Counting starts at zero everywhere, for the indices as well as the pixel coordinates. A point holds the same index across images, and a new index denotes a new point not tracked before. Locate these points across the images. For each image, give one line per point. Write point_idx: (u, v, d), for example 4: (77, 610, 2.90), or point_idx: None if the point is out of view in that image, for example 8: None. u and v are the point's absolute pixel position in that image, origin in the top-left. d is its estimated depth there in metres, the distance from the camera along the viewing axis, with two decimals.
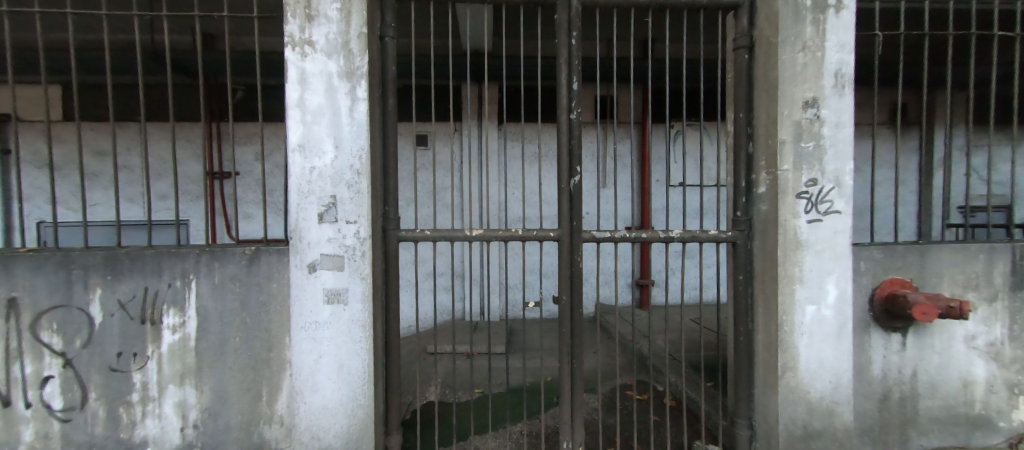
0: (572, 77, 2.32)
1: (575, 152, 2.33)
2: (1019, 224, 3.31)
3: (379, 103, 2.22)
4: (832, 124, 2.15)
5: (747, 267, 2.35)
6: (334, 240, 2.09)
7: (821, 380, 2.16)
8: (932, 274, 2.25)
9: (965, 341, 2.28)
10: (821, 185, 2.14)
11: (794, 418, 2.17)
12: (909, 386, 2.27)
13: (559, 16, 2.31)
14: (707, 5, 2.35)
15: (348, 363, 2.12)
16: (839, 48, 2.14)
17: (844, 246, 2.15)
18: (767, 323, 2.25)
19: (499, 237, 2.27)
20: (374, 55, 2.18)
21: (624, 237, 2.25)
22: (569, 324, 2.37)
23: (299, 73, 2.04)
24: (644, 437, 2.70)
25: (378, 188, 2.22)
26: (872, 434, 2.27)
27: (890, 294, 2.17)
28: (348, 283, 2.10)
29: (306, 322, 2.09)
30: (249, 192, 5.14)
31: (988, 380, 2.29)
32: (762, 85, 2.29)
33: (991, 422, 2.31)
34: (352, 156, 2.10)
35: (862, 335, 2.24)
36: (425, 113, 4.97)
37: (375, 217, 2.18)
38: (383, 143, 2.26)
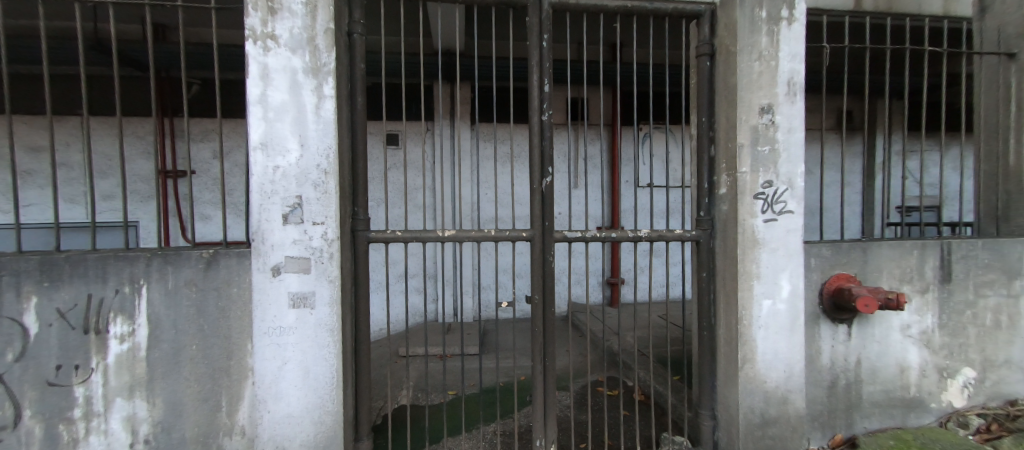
0: (543, 79, 2.36)
1: (546, 153, 2.37)
2: (949, 223, 3.63)
3: (347, 101, 2.19)
4: (784, 129, 2.29)
5: (709, 265, 2.47)
6: (299, 241, 2.02)
7: (776, 370, 2.30)
8: (872, 268, 2.44)
9: (901, 330, 2.48)
10: (776, 186, 2.28)
11: (752, 407, 2.29)
12: (854, 372, 2.45)
13: (530, 18, 2.35)
14: (671, 13, 2.46)
15: (314, 369, 2.06)
16: (791, 58, 2.29)
17: (795, 244, 2.30)
18: (726, 318, 2.37)
19: (472, 238, 2.26)
20: (341, 51, 2.15)
21: (595, 237, 2.31)
22: (542, 323, 2.41)
23: (260, 68, 1.96)
24: (615, 431, 2.77)
25: (346, 188, 2.17)
26: (822, 419, 2.44)
27: (836, 289, 2.34)
28: (315, 286, 2.05)
29: (269, 328, 2.02)
30: (206, 192, 4.89)
31: (920, 365, 2.51)
32: (722, 91, 2.41)
33: (923, 404, 2.53)
34: (319, 155, 2.04)
35: (812, 328, 2.40)
36: (395, 112, 4.91)
37: (343, 218, 2.13)
38: (351, 142, 2.21)
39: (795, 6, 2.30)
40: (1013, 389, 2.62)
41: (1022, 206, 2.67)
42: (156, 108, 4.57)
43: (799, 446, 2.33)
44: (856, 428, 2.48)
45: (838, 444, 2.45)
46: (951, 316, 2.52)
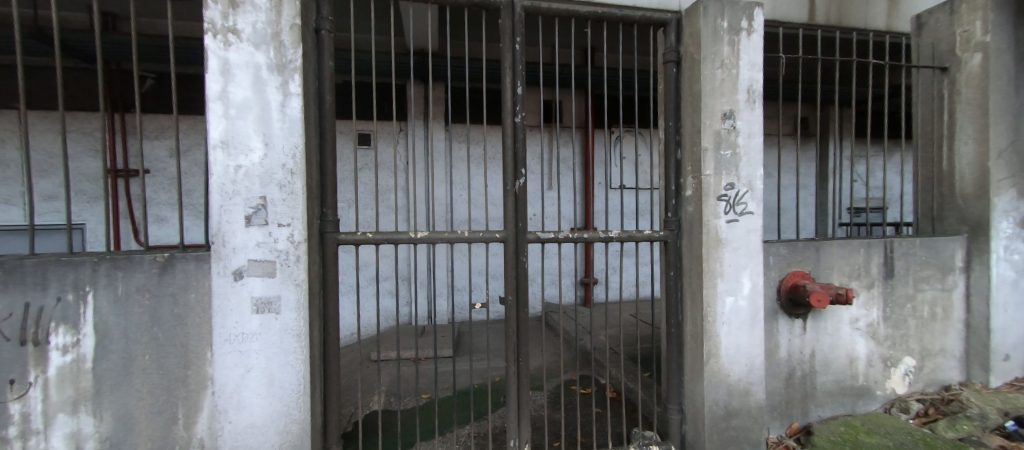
0: (516, 81, 2.38)
1: (519, 154, 2.38)
2: (892, 224, 3.91)
3: (315, 99, 2.13)
4: (745, 134, 2.41)
5: (676, 264, 2.57)
6: (263, 244, 1.95)
7: (738, 364, 2.41)
8: (824, 266, 2.59)
9: (850, 323, 2.65)
10: (737, 189, 2.40)
11: (717, 400, 2.39)
12: (808, 364, 2.60)
13: (503, 21, 2.36)
14: (639, 21, 2.54)
15: (279, 375, 1.99)
16: (750, 67, 2.42)
17: (755, 243, 2.43)
18: (692, 315, 2.46)
19: (445, 239, 2.24)
20: (308, 48, 2.09)
21: (567, 237, 2.35)
22: (516, 323, 2.42)
23: (221, 63, 1.88)
24: (588, 429, 2.83)
25: (314, 188, 2.11)
26: (780, 409, 2.58)
27: (792, 285, 2.49)
28: (280, 290, 1.98)
29: (231, 334, 1.94)
30: (161, 193, 4.62)
31: (867, 355, 2.69)
32: (688, 97, 2.50)
33: (869, 391, 2.72)
34: (284, 154, 1.97)
35: (771, 323, 2.53)
36: (366, 111, 4.81)
37: (310, 220, 2.07)
38: (320, 141, 2.15)
39: (754, 18, 2.43)
40: (948, 375, 2.85)
41: (954, 208, 2.91)
42: (105, 102, 4.28)
43: (760, 435, 2.46)
44: (810, 417, 2.64)
45: (794, 432, 2.60)
46: (894, 309, 2.72)
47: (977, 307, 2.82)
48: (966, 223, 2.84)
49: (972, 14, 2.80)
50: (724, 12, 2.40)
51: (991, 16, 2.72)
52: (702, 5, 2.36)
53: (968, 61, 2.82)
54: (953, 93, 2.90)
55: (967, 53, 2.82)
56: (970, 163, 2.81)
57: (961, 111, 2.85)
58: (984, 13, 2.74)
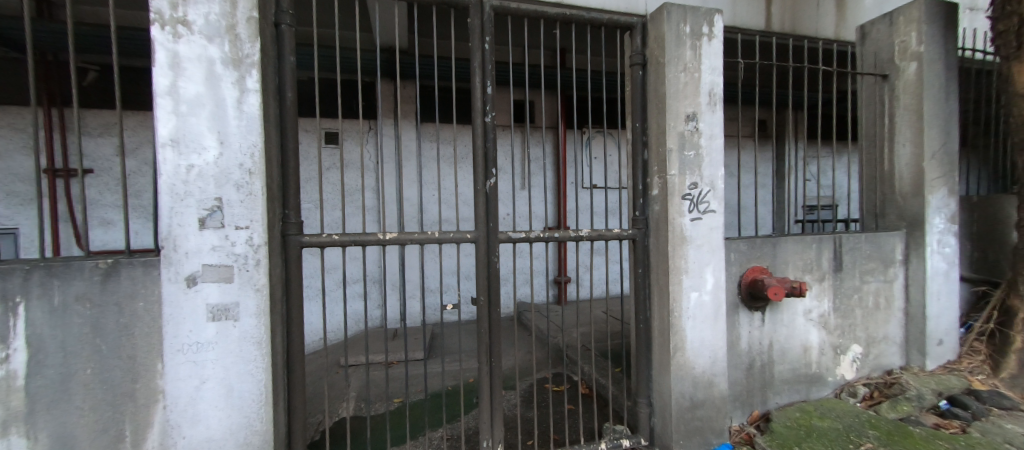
0: (486, 80, 2.36)
1: (489, 154, 2.37)
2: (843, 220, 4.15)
3: (275, 96, 2.03)
4: (706, 135, 2.51)
5: (644, 261, 2.64)
6: (219, 248, 1.84)
7: (702, 357, 2.50)
8: (780, 261, 2.74)
9: (804, 314, 2.81)
10: (700, 188, 2.50)
11: (683, 392, 2.47)
12: (767, 355, 2.74)
13: (472, 20, 2.35)
14: (606, 24, 2.59)
15: (238, 385, 1.89)
16: (711, 71, 2.52)
17: (717, 240, 2.53)
18: (660, 311, 2.53)
19: (414, 240, 2.19)
20: (267, 42, 1.99)
21: (538, 237, 2.36)
22: (487, 324, 2.41)
23: (170, 57, 1.76)
24: (560, 427, 2.85)
25: (275, 188, 2.01)
26: (742, 398, 2.71)
27: (751, 280, 2.61)
28: (239, 296, 1.88)
29: (185, 344, 1.83)
30: (104, 194, 4.29)
31: (819, 344, 2.87)
32: (653, 99, 2.57)
33: (821, 378, 2.90)
34: (241, 153, 1.88)
35: (732, 316, 2.65)
36: (330, 108, 4.65)
37: (271, 222, 1.98)
38: (281, 140, 2.06)
39: (714, 24, 2.54)
40: (890, 361, 3.07)
41: (894, 206, 3.14)
42: (38, 95, 3.93)
43: (723, 424, 2.57)
44: (769, 404, 2.78)
45: (754, 419, 2.74)
46: (842, 300, 2.91)
47: (914, 296, 3.05)
48: (905, 219, 3.08)
49: (908, 26, 3.03)
50: (687, 18, 2.49)
51: (925, 29, 2.95)
52: (666, 10, 2.44)
53: (905, 69, 3.05)
54: (893, 99, 3.13)
55: (905, 62, 3.05)
56: (907, 164, 3.05)
57: (900, 116, 3.08)
58: (919, 25, 2.97)
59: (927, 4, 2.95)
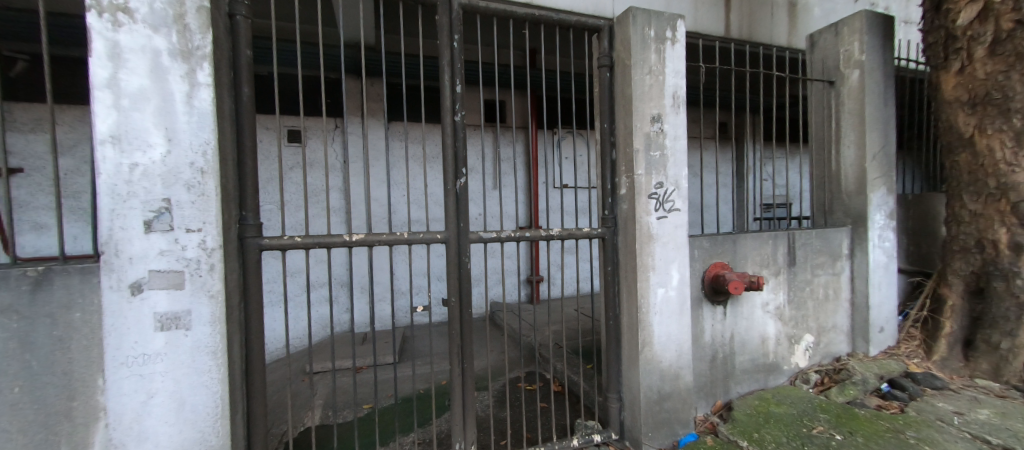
0: (455, 79, 2.33)
1: (460, 153, 2.35)
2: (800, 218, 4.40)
3: (229, 91, 1.92)
4: (671, 136, 2.60)
5: (613, 259, 2.69)
6: (168, 253, 1.72)
7: (669, 351, 2.59)
8: (740, 257, 2.87)
9: (761, 307, 2.96)
10: (665, 187, 2.58)
11: (651, 385, 2.55)
12: (728, 347, 2.87)
13: (440, 17, 2.31)
14: (575, 25, 2.62)
15: (191, 398, 1.77)
16: (674, 74, 2.61)
17: (682, 238, 2.62)
18: (628, 308, 2.59)
19: (382, 241, 2.13)
20: (220, 34, 1.87)
21: (509, 237, 2.36)
22: (459, 325, 2.38)
23: (109, 46, 1.63)
24: (533, 425, 2.88)
25: (231, 188, 1.90)
26: (706, 389, 2.82)
27: (714, 276, 2.73)
28: (191, 303, 1.76)
29: (129, 357, 1.69)
30: (34, 195, 3.91)
31: (776, 335, 3.03)
32: (620, 100, 2.63)
33: (778, 367, 3.06)
34: (192, 151, 1.76)
35: (697, 310, 2.75)
36: (291, 105, 4.45)
37: (227, 225, 1.87)
38: (236, 137, 1.94)
39: (676, 29, 2.62)
40: (838, 348, 3.29)
41: (841, 203, 3.37)
42: None
43: (689, 415, 2.66)
44: (731, 394, 2.91)
45: (718, 409, 2.86)
46: (795, 292, 3.09)
47: (859, 287, 3.29)
48: (850, 215, 3.31)
49: (852, 36, 3.26)
50: (651, 22, 2.56)
51: (866, 39, 3.18)
52: (632, 14, 2.50)
53: (849, 76, 3.28)
54: (839, 104, 3.36)
55: (849, 70, 3.28)
56: (852, 164, 3.28)
57: (845, 120, 3.31)
58: (861, 36, 3.20)
59: (868, 17, 3.18)
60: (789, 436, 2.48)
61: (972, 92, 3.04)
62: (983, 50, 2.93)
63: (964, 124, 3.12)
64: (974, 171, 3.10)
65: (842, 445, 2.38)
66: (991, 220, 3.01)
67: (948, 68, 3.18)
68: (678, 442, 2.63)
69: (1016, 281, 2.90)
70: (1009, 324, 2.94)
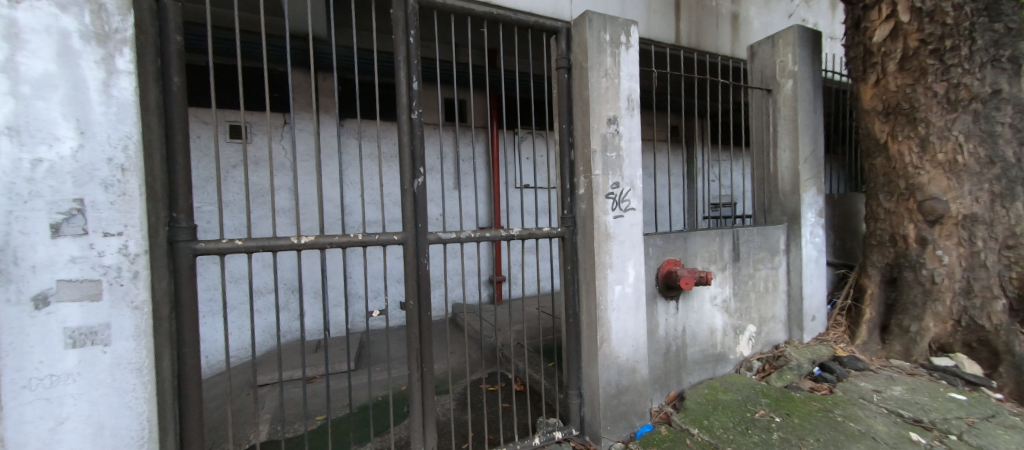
0: (412, 76, 2.26)
1: (417, 152, 2.28)
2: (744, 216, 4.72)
3: (157, 81, 1.72)
4: (626, 138, 2.69)
5: (572, 258, 2.72)
6: (81, 260, 1.52)
7: (626, 346, 2.67)
8: (691, 253, 3.02)
9: (710, 301, 3.13)
10: (621, 187, 2.66)
11: (609, 381, 2.61)
12: (681, 340, 3.01)
13: (396, 11, 2.22)
14: (534, 26, 2.63)
15: (111, 421, 1.58)
16: (629, 78, 2.70)
17: (637, 236, 2.72)
18: (588, 305, 2.64)
19: (335, 244, 2.01)
20: (143, 16, 1.67)
21: (469, 237, 2.32)
22: (418, 328, 2.31)
23: (3, 25, 1.40)
24: (494, 425, 2.86)
25: (158, 187, 1.71)
26: (661, 381, 2.94)
27: (667, 272, 2.85)
28: (110, 316, 1.57)
29: (31, 380, 1.46)
30: None
31: (723, 327, 3.22)
32: (578, 102, 2.67)
33: (725, 356, 3.26)
34: (111, 145, 1.56)
35: (652, 305, 2.87)
36: (228, 98, 4.11)
37: (153, 228, 1.68)
38: (164, 131, 1.75)
39: (630, 34, 2.71)
40: (777, 336, 3.55)
41: (778, 203, 3.65)
42: None
43: (645, 407, 2.76)
44: (683, 384, 3.06)
45: (671, 399, 2.99)
46: (740, 286, 3.30)
47: (794, 280, 3.57)
48: (786, 213, 3.59)
49: (786, 48, 3.53)
50: (606, 27, 2.63)
51: (798, 52, 3.46)
52: (588, 17, 2.55)
53: (784, 85, 3.56)
54: (776, 111, 3.63)
55: (784, 79, 3.56)
56: (787, 166, 3.57)
57: (781, 125, 3.59)
58: (793, 48, 3.49)
59: (800, 31, 3.46)
60: (736, 421, 2.65)
61: (885, 103, 3.41)
62: (894, 65, 3.30)
63: (879, 131, 3.49)
64: (888, 173, 3.48)
65: (781, 426, 2.58)
66: (901, 218, 3.40)
67: (866, 80, 3.53)
68: (635, 433, 2.72)
69: (922, 271, 3.31)
70: (917, 309, 3.34)
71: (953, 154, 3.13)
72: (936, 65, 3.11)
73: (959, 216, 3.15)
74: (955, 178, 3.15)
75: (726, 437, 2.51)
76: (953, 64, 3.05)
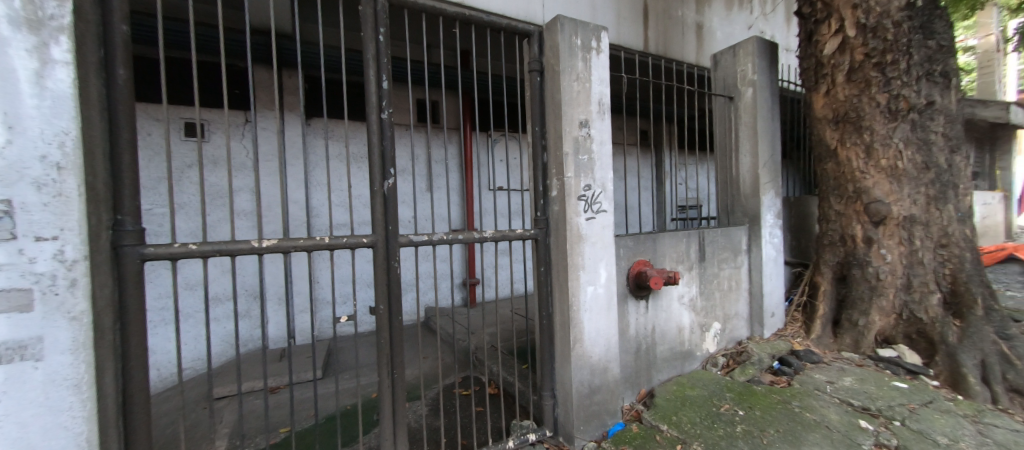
0: (381, 75, 2.20)
1: (388, 153, 2.22)
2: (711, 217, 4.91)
3: (100, 74, 1.59)
4: (597, 141, 2.74)
5: (545, 260, 2.73)
6: (8, 267, 1.37)
7: (598, 346, 2.71)
8: (660, 254, 3.11)
9: (678, 299, 3.23)
10: (593, 190, 2.70)
11: (582, 380, 2.64)
12: (650, 339, 3.08)
13: (365, 8, 2.16)
14: (506, 28, 2.63)
15: (43, 444, 1.43)
16: (599, 82, 2.76)
17: (608, 237, 2.77)
18: (561, 306, 2.66)
19: (300, 247, 1.92)
20: (84, 4, 1.54)
21: (442, 239, 2.28)
22: (389, 333, 2.24)
23: None
24: (468, 430, 2.82)
25: (100, 188, 1.57)
26: (632, 379, 3.00)
27: (637, 272, 2.92)
28: (43, 328, 1.42)
29: None
30: None
31: (690, 325, 3.33)
32: (550, 105, 2.69)
33: (692, 353, 3.36)
34: (44, 141, 1.42)
35: (623, 305, 2.93)
36: (181, 94, 3.86)
37: (94, 232, 1.54)
38: (107, 127, 1.62)
39: (600, 39, 2.77)
40: (739, 333, 3.71)
41: (740, 206, 3.82)
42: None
43: (616, 405, 2.81)
44: (653, 382, 3.13)
45: (642, 397, 3.05)
46: (705, 285, 3.42)
47: (755, 278, 3.75)
48: (747, 215, 3.77)
49: (746, 57, 3.71)
50: (577, 32, 2.66)
51: (757, 62, 3.64)
52: (560, 21, 2.57)
53: (744, 93, 3.74)
54: (737, 117, 3.81)
55: (744, 87, 3.73)
56: (748, 170, 3.75)
57: (742, 131, 3.77)
58: (753, 58, 3.67)
59: (758, 42, 3.65)
60: (702, 416, 2.74)
61: (835, 112, 3.64)
62: (842, 77, 3.53)
63: (830, 138, 3.72)
64: (837, 177, 3.71)
65: (744, 419, 2.69)
66: (850, 219, 3.65)
67: (817, 90, 3.77)
68: (607, 432, 2.75)
69: (869, 268, 3.56)
70: (864, 304, 3.58)
71: (894, 160, 3.41)
72: (879, 77, 3.36)
73: (900, 217, 3.42)
74: (896, 182, 3.43)
75: (693, 432, 2.59)
76: (894, 76, 3.32)
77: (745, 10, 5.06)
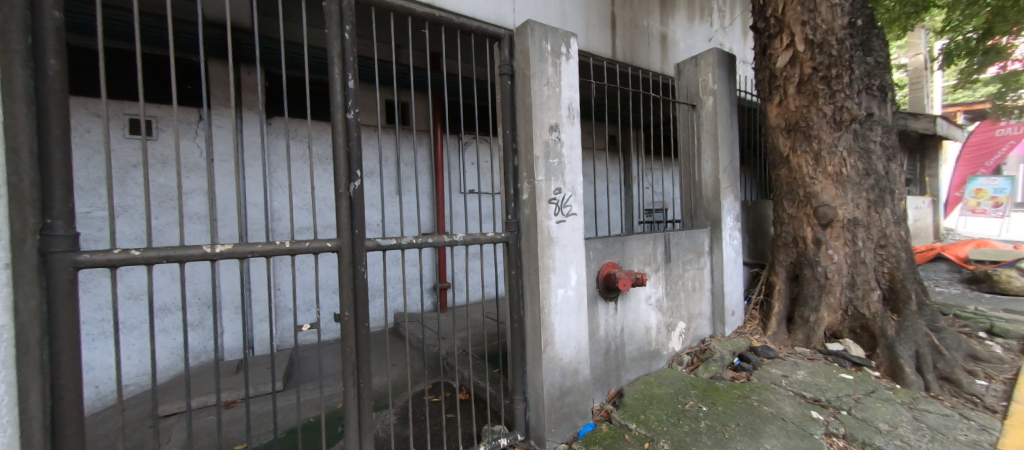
0: (348, 74, 2.13)
1: (353, 154, 2.14)
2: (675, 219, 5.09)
3: (28, 63, 1.44)
4: (567, 145, 2.77)
5: (517, 263, 2.72)
6: None
7: (569, 348, 2.72)
8: (628, 256, 3.18)
9: (645, 300, 3.31)
10: (563, 193, 2.73)
11: (553, 383, 2.64)
12: (619, 339, 3.14)
13: (329, 5, 2.08)
14: (476, 30, 2.61)
15: None
16: (569, 88, 2.80)
17: (578, 240, 2.81)
18: (532, 309, 2.65)
19: (259, 252, 1.81)
20: None
21: (411, 243, 2.22)
22: (355, 340, 2.16)
23: None
24: (439, 437, 2.76)
25: (24, 190, 1.41)
26: (601, 380, 3.04)
27: (606, 274, 2.97)
28: None
29: None
30: None
31: (657, 325, 3.43)
32: (521, 109, 2.69)
33: (659, 353, 3.46)
34: None
35: (593, 307, 2.97)
36: (123, 88, 3.58)
37: (14, 237, 1.37)
38: (35, 123, 1.46)
39: (570, 45, 2.81)
40: (702, 332, 3.85)
41: (703, 209, 3.98)
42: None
43: (586, 406, 2.83)
44: (622, 381, 3.19)
45: (611, 397, 3.10)
46: (671, 285, 3.54)
47: (717, 278, 3.91)
48: (709, 218, 3.94)
49: (707, 68, 3.89)
50: (547, 37, 2.68)
51: (716, 72, 3.83)
52: (530, 26, 2.59)
53: (705, 102, 3.91)
54: (699, 125, 3.97)
55: (705, 96, 3.91)
56: (709, 175, 3.92)
57: (703, 138, 3.94)
58: (713, 69, 3.85)
59: (717, 54, 3.84)
60: (668, 413, 2.82)
61: (786, 121, 3.88)
62: (793, 88, 3.77)
63: (783, 145, 3.95)
64: (789, 182, 3.95)
65: (707, 415, 2.79)
66: (801, 222, 3.89)
67: (770, 101, 4.00)
68: (578, 433, 2.77)
69: (818, 268, 3.81)
70: (815, 301, 3.82)
71: (839, 167, 3.67)
72: (825, 90, 3.61)
73: (845, 220, 3.69)
74: (841, 187, 3.69)
75: (660, 430, 2.65)
76: (838, 89, 3.58)
77: (706, 22, 5.32)
